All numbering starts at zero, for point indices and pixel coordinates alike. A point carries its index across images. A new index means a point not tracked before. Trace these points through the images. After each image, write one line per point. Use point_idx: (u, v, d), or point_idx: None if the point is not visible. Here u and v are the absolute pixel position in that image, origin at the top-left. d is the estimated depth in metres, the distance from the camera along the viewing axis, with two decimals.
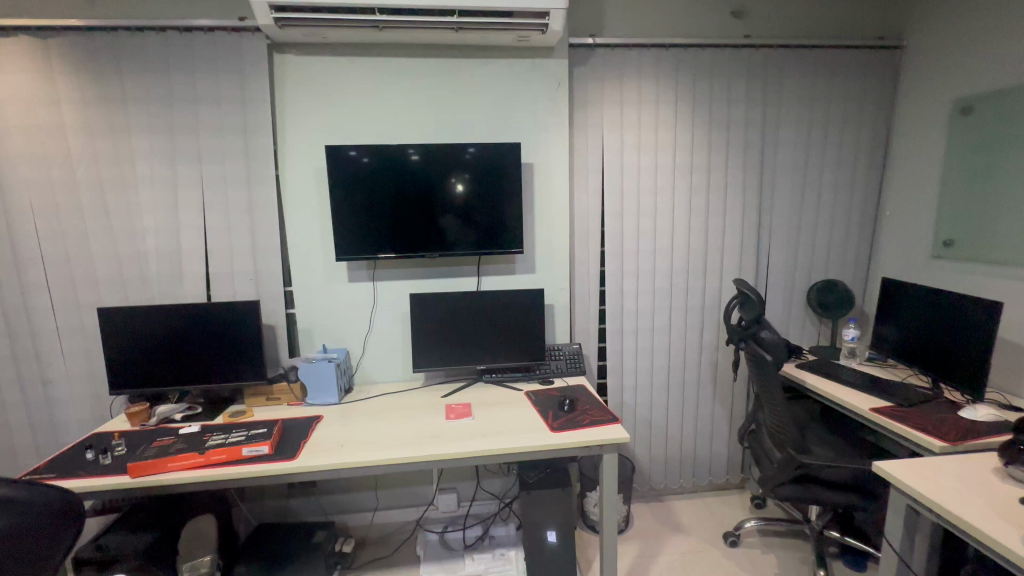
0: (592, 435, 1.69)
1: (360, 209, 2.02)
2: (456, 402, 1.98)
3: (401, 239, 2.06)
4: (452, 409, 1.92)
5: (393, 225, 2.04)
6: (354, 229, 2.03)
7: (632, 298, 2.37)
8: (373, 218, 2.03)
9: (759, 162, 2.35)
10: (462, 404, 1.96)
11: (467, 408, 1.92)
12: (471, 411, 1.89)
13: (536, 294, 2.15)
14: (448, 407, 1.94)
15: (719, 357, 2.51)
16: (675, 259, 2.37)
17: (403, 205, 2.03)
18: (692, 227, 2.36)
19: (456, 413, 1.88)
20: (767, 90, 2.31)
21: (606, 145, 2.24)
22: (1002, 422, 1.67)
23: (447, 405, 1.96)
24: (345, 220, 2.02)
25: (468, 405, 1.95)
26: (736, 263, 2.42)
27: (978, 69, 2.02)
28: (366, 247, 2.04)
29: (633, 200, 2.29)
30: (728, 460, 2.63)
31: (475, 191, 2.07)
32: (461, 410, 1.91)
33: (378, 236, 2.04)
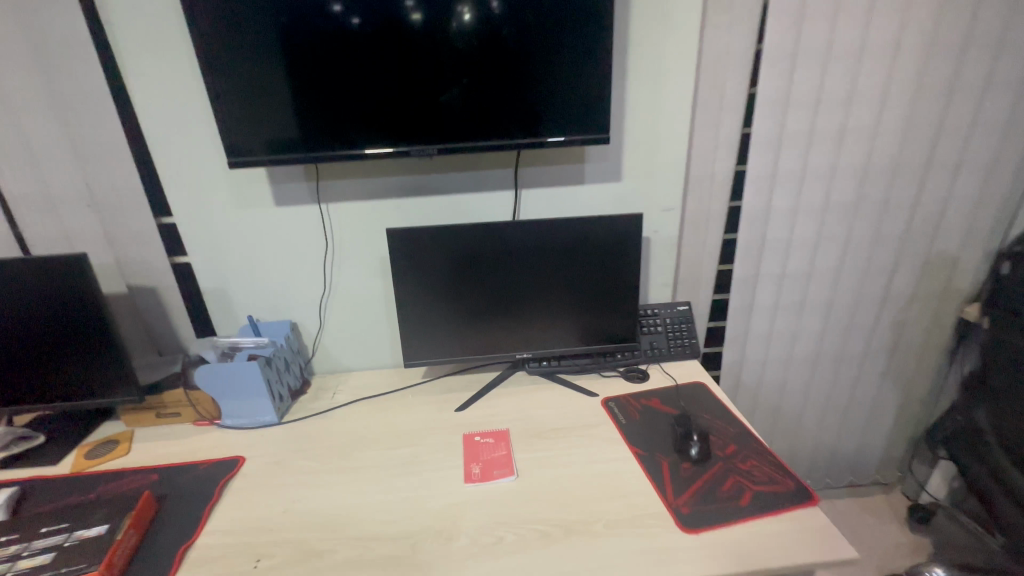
0: (765, 542, 0.81)
1: (274, 55, 0.95)
2: (483, 433, 1.09)
3: (366, 122, 1.01)
4: (474, 453, 1.03)
5: (347, 92, 0.99)
6: (268, 99, 0.98)
7: (784, 221, 1.34)
8: (305, 74, 0.97)
9: None
10: (494, 441, 1.06)
11: (504, 453, 1.03)
12: (514, 462, 1.01)
13: (625, 225, 1.14)
14: (467, 446, 1.05)
15: (912, 315, 1.51)
16: (876, 147, 1.28)
17: (362, 45, 0.96)
18: (925, 82, 1.22)
19: (484, 466, 0.99)
20: None
21: None
22: None
23: (465, 438, 1.08)
24: (246, 80, 0.97)
25: (508, 442, 1.06)
26: (986, 153, 1.31)
27: None
28: (300, 139, 1.02)
29: (826, 29, 1.14)
30: (881, 459, 1.79)
31: (511, 6, 0.96)
32: (492, 454, 1.02)
33: (320, 115, 1.00)
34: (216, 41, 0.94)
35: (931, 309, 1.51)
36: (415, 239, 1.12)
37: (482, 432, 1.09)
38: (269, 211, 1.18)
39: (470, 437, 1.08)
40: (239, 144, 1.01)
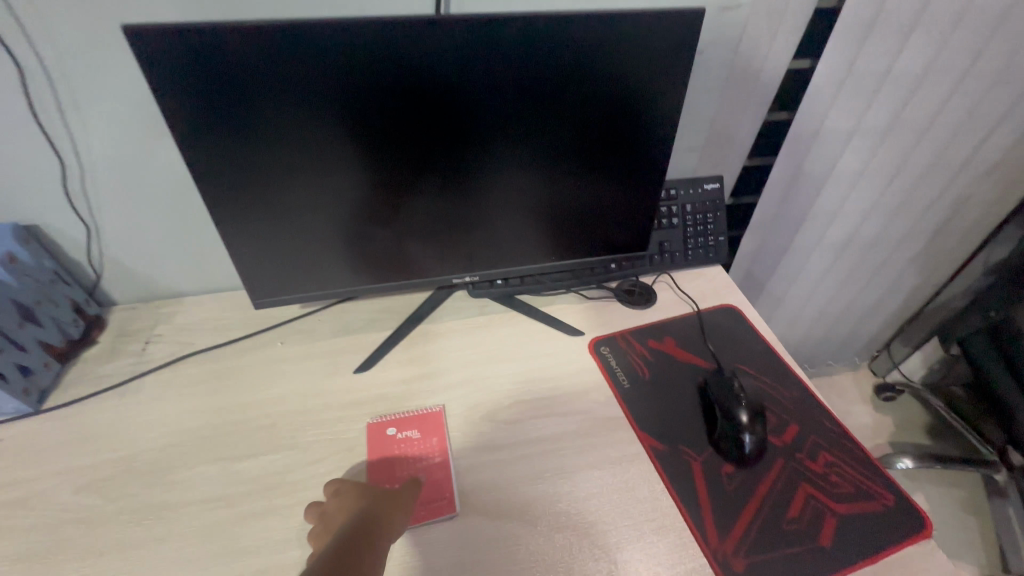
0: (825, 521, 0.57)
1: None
2: (402, 422, 0.66)
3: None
4: (387, 465, 0.61)
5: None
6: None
7: (884, 43, 0.85)
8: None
9: None
10: (421, 440, 0.64)
11: (439, 466, 0.62)
12: (453, 485, 0.60)
13: (656, 40, 0.57)
14: (375, 451, 0.63)
15: (985, 189, 1.13)
16: None
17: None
18: None
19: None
20: None
21: None
22: None
23: (371, 433, 0.65)
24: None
25: (445, 441, 0.64)
26: None
27: None
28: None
29: None
30: (866, 342, 1.61)
31: None
32: (417, 468, 0.61)
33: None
34: None
35: (1011, 182, 1.13)
36: (215, 63, 0.50)
37: (401, 422, 0.66)
38: None
39: (379, 431, 0.65)
40: None
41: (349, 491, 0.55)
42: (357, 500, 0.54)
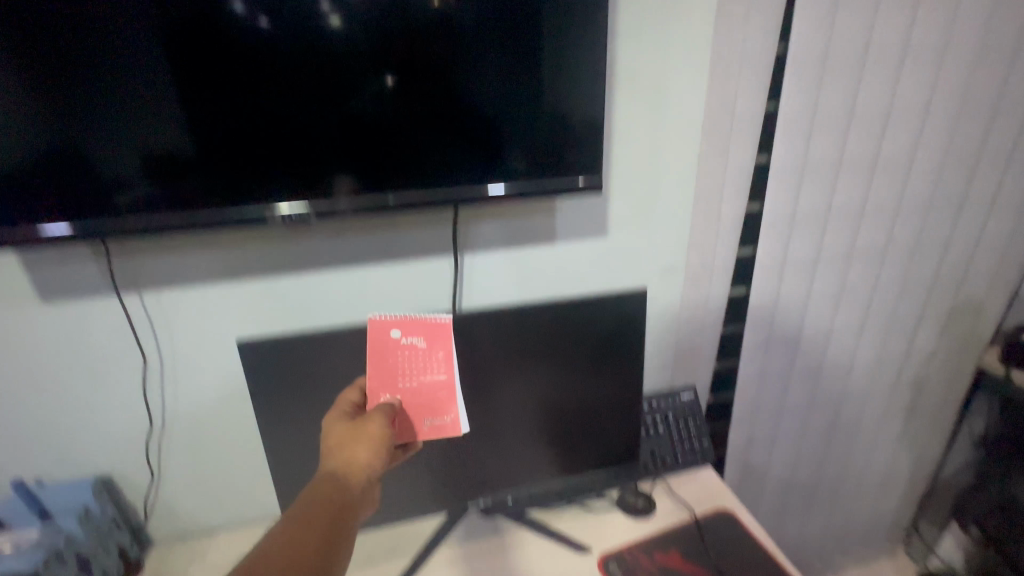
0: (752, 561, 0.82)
1: (62, 58, 0.56)
2: (406, 327, 0.69)
3: (248, 176, 0.64)
4: (390, 367, 0.68)
5: (194, 122, 0.60)
6: (48, 126, 0.57)
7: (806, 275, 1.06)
8: (111, 83, 0.57)
9: None
10: (425, 347, 0.70)
11: (443, 380, 0.70)
12: (456, 403, 0.70)
13: (610, 311, 0.79)
14: (379, 347, 0.68)
15: (935, 370, 1.27)
16: (912, 182, 1.02)
17: (222, 43, 0.58)
18: (963, 102, 0.97)
19: (406, 421, 0.69)
20: None
21: None
22: None
23: (374, 331, 0.68)
24: (6, 90, 0.55)
25: (449, 356, 0.70)
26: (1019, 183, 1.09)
27: None
28: (118, 192, 0.61)
29: (860, 28, 0.86)
30: (890, 523, 1.56)
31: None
32: (420, 379, 0.69)
33: (152, 154, 0.61)
34: None
35: (953, 363, 1.28)
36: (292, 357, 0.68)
37: (405, 326, 0.69)
38: (40, 319, 0.69)
39: (384, 334, 0.68)
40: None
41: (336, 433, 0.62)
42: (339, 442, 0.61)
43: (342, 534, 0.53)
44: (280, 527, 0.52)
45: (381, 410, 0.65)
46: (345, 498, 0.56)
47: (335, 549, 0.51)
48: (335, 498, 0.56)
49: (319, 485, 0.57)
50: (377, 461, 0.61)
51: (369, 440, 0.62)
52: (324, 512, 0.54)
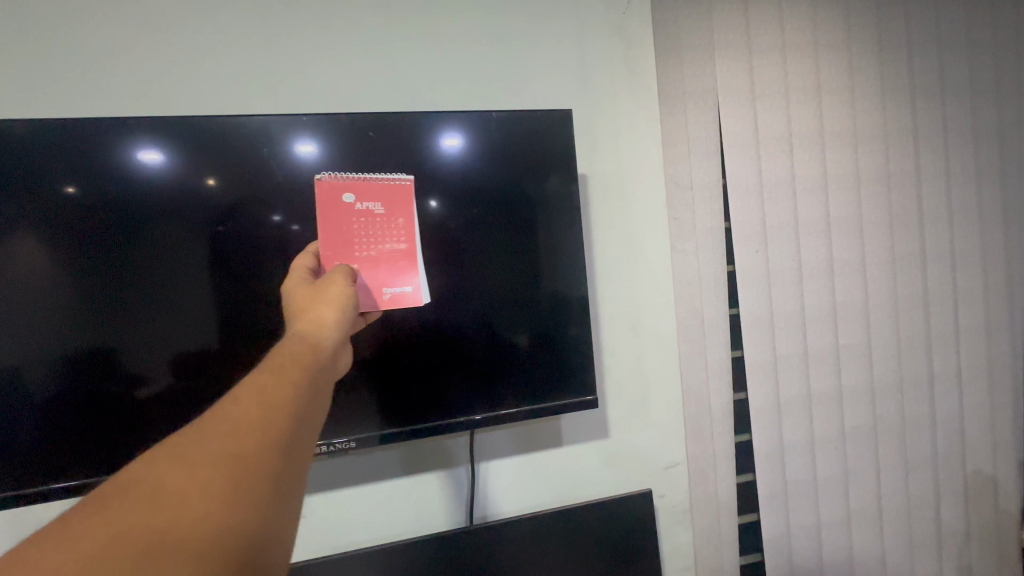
0: None
1: (124, 275, 0.70)
2: (361, 193, 0.67)
3: (260, 368, 0.74)
4: (347, 233, 0.65)
5: (223, 324, 0.73)
6: (98, 328, 0.69)
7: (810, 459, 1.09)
8: (159, 296, 0.71)
9: (995, 166, 1.20)
10: (384, 214, 0.68)
11: (403, 249, 0.67)
12: (417, 271, 0.68)
13: (617, 514, 0.85)
14: (331, 207, 0.65)
15: (976, 552, 1.20)
16: (879, 365, 1.13)
17: (258, 264, 0.74)
18: (898, 297, 1.14)
19: (362, 277, 0.64)
20: (997, 34, 1.20)
21: (728, 140, 1.02)
22: None
23: (327, 190, 0.65)
24: (73, 300, 0.68)
25: (409, 224, 0.68)
26: (978, 357, 1.20)
27: None
28: (141, 384, 0.71)
29: (791, 249, 1.06)
30: None
31: (467, 249, 0.81)
32: (380, 245, 0.66)
33: (181, 353, 0.72)
34: (42, 235, 0.67)
35: (991, 546, 1.21)
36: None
37: (359, 191, 0.67)
38: None
39: (338, 195, 0.66)
40: (13, 396, 0.66)
41: (293, 285, 0.59)
42: (297, 296, 0.56)
43: (316, 402, 0.43)
44: (245, 382, 0.41)
45: (340, 270, 0.59)
46: (318, 361, 0.46)
47: (313, 426, 0.41)
48: (302, 357, 0.45)
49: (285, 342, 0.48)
50: (345, 323, 0.53)
51: (333, 302, 0.54)
52: (292, 365, 0.44)
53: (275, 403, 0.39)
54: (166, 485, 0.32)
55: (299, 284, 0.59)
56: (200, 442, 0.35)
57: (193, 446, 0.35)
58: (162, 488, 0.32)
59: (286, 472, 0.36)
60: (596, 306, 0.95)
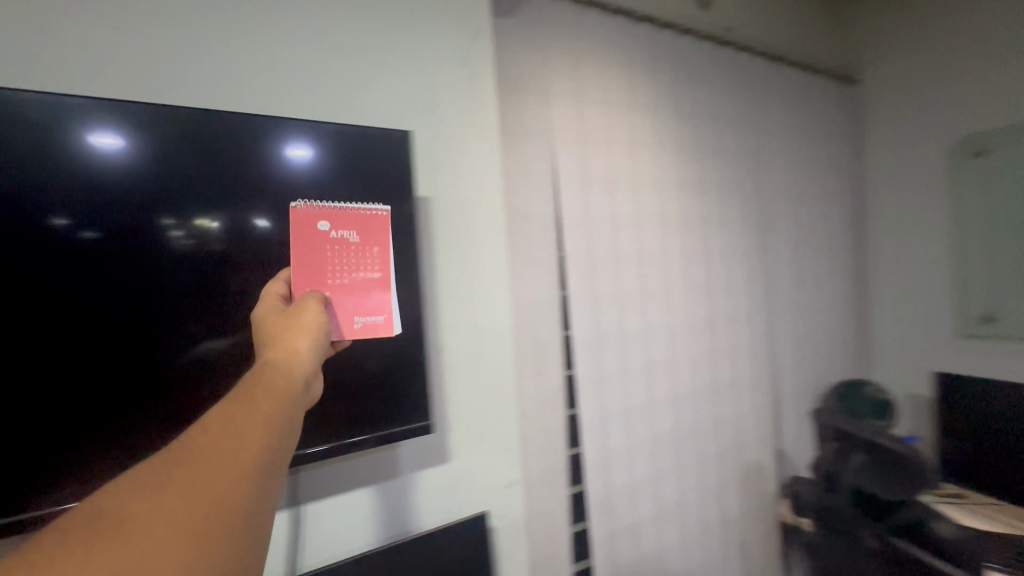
0: None
1: None
2: (336, 219, 0.62)
3: (196, 396, 0.63)
4: (317, 262, 0.60)
5: (145, 342, 0.60)
6: None
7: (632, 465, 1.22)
8: None
9: (757, 216, 1.54)
10: (358, 242, 0.63)
11: (377, 279, 0.63)
12: (390, 301, 0.64)
13: (455, 538, 0.84)
14: (300, 236, 0.59)
15: (750, 528, 1.47)
16: (681, 377, 1.33)
17: (185, 274, 0.62)
18: (695, 319, 1.37)
19: (334, 308, 0.59)
20: (756, 116, 1.56)
21: (562, 178, 1.12)
22: None
23: (297, 217, 0.59)
24: None
25: (384, 252, 0.64)
26: (749, 368, 1.50)
27: (978, 102, 1.59)
28: None
29: (615, 278, 1.21)
30: None
31: None
32: (352, 275, 0.61)
33: None
34: None
35: (761, 522, 1.49)
36: None
37: (336, 218, 0.62)
38: None
39: (310, 221, 0.60)
40: None
41: (266, 313, 0.54)
42: (276, 322, 0.51)
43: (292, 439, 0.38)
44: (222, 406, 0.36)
45: (310, 296, 0.54)
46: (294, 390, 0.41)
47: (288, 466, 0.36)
48: (278, 384, 0.40)
49: (258, 366, 0.42)
50: (321, 348, 0.48)
51: (308, 330, 0.49)
52: (267, 394, 0.39)
53: (250, 436, 0.34)
54: (126, 518, 0.28)
55: (272, 312, 0.54)
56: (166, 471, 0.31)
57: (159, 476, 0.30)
58: (125, 518, 0.28)
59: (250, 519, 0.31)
60: (438, 329, 0.94)
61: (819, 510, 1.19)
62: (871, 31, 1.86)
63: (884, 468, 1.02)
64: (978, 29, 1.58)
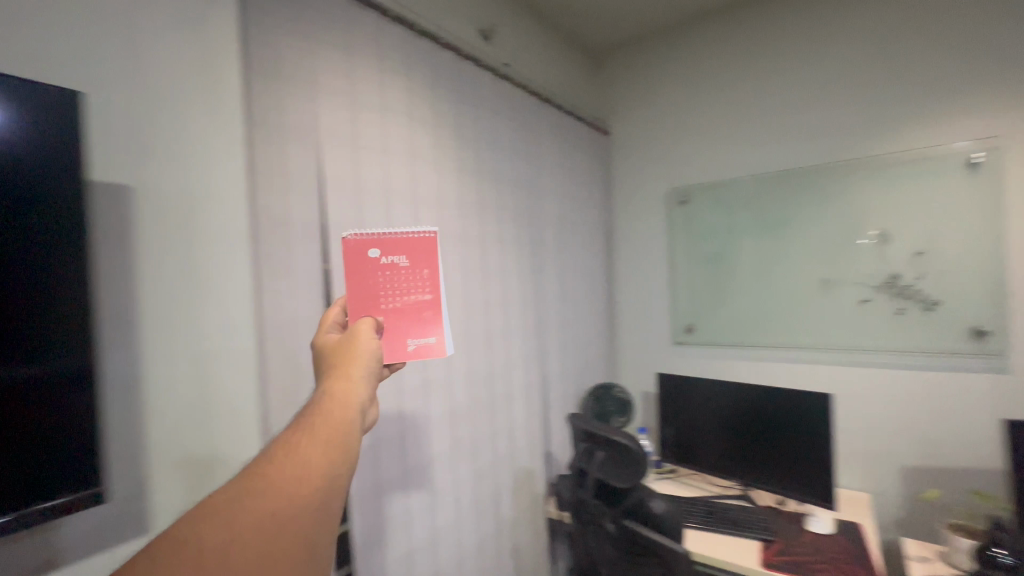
0: None
1: None
2: (386, 247, 0.73)
3: None
4: (372, 287, 0.71)
5: None
6: None
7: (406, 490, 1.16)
8: None
9: (530, 239, 1.69)
10: (408, 266, 0.74)
11: (429, 301, 0.74)
12: (440, 323, 0.74)
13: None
14: (358, 264, 0.71)
15: (522, 531, 1.55)
16: (458, 393, 1.35)
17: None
18: (472, 334, 1.41)
19: (389, 329, 0.72)
20: (529, 148, 1.72)
21: (328, 180, 1.01)
22: (843, 525, 1.43)
23: (352, 248, 0.70)
24: None
25: (433, 275, 0.75)
26: (522, 378, 1.61)
27: (682, 162, 2.08)
28: None
29: None
30: None
31: None
32: (405, 298, 0.73)
33: None
34: None
35: (531, 523, 1.60)
36: None
37: (385, 246, 0.73)
38: None
39: (362, 251, 0.71)
40: None
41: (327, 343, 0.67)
42: (348, 348, 0.65)
43: (348, 457, 0.56)
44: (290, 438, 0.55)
45: (365, 325, 0.69)
46: (346, 423, 0.58)
47: (343, 482, 0.54)
48: (336, 417, 0.57)
49: (322, 396, 0.59)
50: (369, 380, 0.64)
51: (362, 360, 0.65)
52: (327, 428, 0.56)
53: (309, 468, 0.52)
54: (229, 518, 0.47)
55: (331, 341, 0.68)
56: (247, 501, 0.48)
57: (240, 503, 0.47)
58: (227, 514, 0.47)
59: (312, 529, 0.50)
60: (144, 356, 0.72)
61: (574, 505, 1.32)
62: (617, 94, 2.27)
63: (611, 464, 1.19)
64: (682, 108, 2.08)
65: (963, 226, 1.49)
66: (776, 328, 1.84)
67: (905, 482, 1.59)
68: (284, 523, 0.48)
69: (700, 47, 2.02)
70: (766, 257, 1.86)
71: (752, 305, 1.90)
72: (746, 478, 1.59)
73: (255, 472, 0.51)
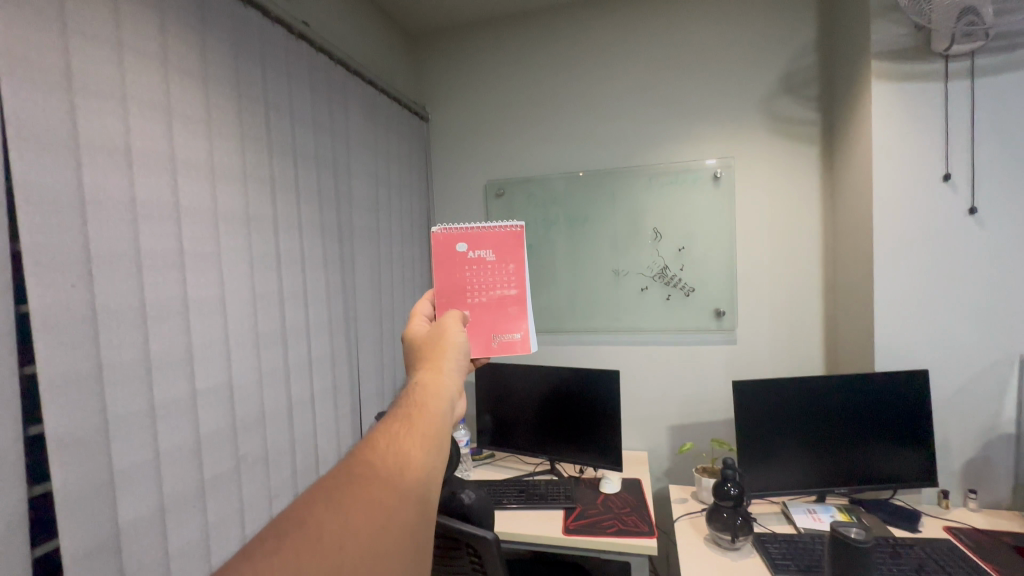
0: None
1: None
2: (475, 244, 0.82)
3: None
4: (460, 281, 0.81)
5: None
6: None
7: (165, 528, 0.94)
8: None
9: (336, 226, 1.55)
10: (495, 261, 0.82)
11: (513, 296, 0.82)
12: (524, 319, 0.82)
13: None
14: (448, 260, 0.81)
15: None
16: (240, 403, 1.15)
17: None
18: (260, 333, 1.22)
19: (478, 321, 0.81)
20: (335, 125, 1.56)
21: (19, 128, 0.73)
22: (627, 482, 1.65)
23: (444, 245, 0.80)
24: None
25: (517, 270, 0.82)
26: (324, 380, 1.47)
27: (497, 156, 2.14)
28: None
29: (137, 285, 0.90)
30: None
31: None
32: (492, 293, 0.81)
33: None
34: None
35: None
36: None
37: (474, 243, 0.81)
38: None
39: (453, 248, 0.81)
40: None
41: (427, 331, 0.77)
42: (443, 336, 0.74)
43: (441, 448, 0.63)
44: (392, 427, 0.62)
45: (452, 317, 0.78)
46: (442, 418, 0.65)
47: (437, 475, 0.60)
48: (431, 409, 0.64)
49: (418, 387, 0.67)
50: (457, 374, 0.72)
51: (452, 352, 0.72)
52: (423, 420, 0.63)
53: (408, 458, 0.59)
54: (341, 500, 0.54)
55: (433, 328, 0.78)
56: (357, 485, 0.56)
57: (343, 485, 0.56)
58: (340, 497, 0.54)
59: (416, 518, 0.56)
60: None
61: None
62: (434, 81, 2.22)
63: None
64: (497, 103, 2.13)
65: (710, 229, 1.84)
66: (579, 315, 2.03)
67: (672, 439, 1.92)
68: (387, 509, 0.54)
69: (513, 46, 2.08)
70: (570, 250, 2.04)
71: (559, 294, 2.06)
72: (552, 454, 1.72)
73: (360, 465, 0.58)
